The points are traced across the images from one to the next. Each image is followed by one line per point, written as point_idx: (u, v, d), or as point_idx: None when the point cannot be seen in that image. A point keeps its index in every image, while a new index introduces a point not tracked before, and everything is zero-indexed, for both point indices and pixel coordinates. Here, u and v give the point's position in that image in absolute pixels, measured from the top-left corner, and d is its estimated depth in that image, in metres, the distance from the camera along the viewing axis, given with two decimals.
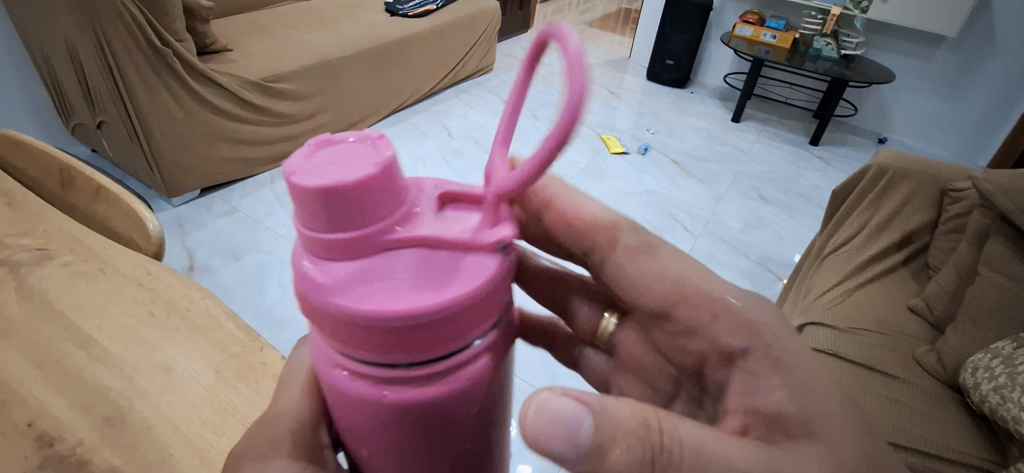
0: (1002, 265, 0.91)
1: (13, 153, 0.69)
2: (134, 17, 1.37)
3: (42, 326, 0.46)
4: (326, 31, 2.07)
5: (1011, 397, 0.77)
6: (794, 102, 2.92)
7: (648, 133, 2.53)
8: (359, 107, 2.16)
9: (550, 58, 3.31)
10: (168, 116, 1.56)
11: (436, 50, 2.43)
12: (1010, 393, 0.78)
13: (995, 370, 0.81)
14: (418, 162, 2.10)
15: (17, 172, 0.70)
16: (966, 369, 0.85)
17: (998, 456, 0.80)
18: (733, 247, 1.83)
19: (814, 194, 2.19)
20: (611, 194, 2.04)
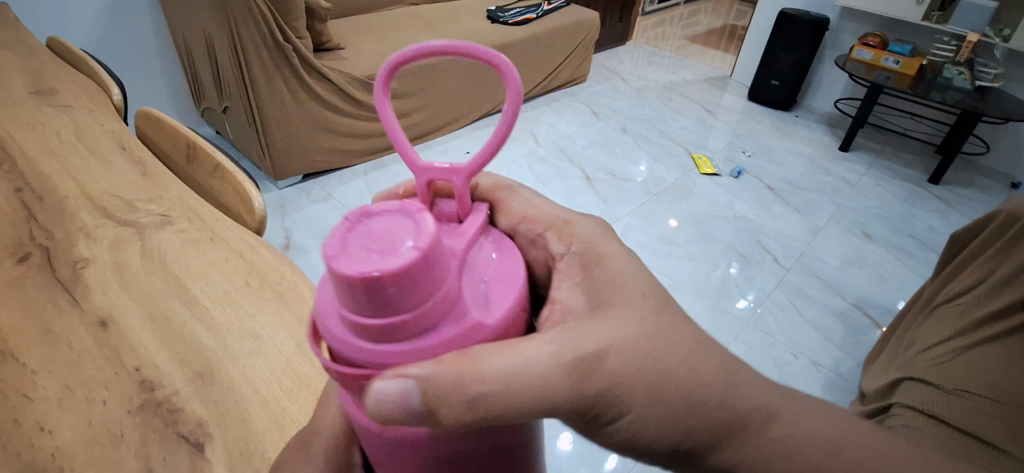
0: None
1: (151, 129, 0.79)
2: (262, 14, 1.51)
3: (157, 284, 0.51)
4: (429, 34, 2.16)
5: None
6: (913, 134, 2.66)
7: (744, 155, 2.42)
8: (453, 109, 2.24)
9: (646, 71, 3.24)
10: (283, 105, 1.69)
11: (532, 58, 2.47)
12: None
13: None
14: (503, 166, 2.13)
15: (151, 146, 0.80)
16: None
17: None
18: (828, 285, 1.69)
19: (928, 237, 1.98)
20: (697, 216, 1.96)
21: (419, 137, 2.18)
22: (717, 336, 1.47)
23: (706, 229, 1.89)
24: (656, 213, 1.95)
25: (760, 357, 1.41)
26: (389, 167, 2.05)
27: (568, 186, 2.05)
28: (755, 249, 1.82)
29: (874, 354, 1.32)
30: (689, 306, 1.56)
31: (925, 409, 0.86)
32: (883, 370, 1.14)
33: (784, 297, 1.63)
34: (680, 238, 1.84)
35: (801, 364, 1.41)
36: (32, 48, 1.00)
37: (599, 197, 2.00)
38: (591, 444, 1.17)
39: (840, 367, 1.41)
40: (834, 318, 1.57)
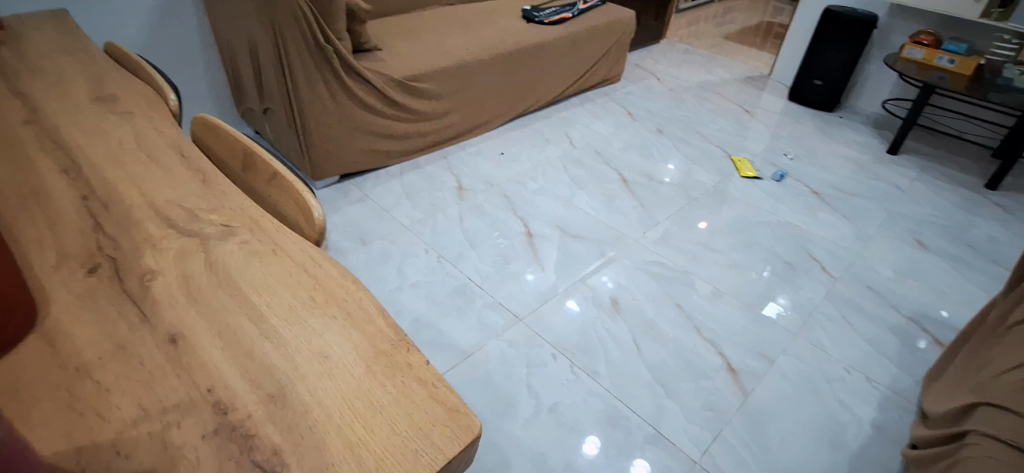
0: None
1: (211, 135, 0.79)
2: (305, 16, 1.51)
3: (225, 298, 0.51)
4: (465, 35, 2.15)
5: None
6: (968, 137, 2.55)
7: (786, 158, 2.34)
8: (488, 110, 2.23)
9: (682, 71, 3.17)
10: (322, 107, 1.70)
11: (568, 58, 2.44)
12: None
13: None
14: (539, 168, 2.10)
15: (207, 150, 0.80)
16: None
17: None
18: (880, 297, 1.63)
19: (987, 247, 1.89)
20: (740, 222, 1.90)
21: (454, 137, 2.17)
22: (764, 348, 1.42)
23: (749, 235, 1.84)
24: (697, 219, 1.90)
25: (810, 372, 1.36)
26: (424, 168, 2.05)
27: (605, 189, 2.01)
28: (801, 257, 1.76)
29: (936, 373, 1.26)
30: (734, 315, 1.51)
31: (1000, 437, 0.82)
32: (952, 393, 1.09)
33: (833, 308, 1.57)
34: (723, 245, 1.78)
35: (854, 379, 1.35)
36: (92, 55, 1.02)
37: (638, 200, 1.96)
38: (636, 458, 1.14)
39: (896, 384, 1.35)
40: (888, 331, 1.50)
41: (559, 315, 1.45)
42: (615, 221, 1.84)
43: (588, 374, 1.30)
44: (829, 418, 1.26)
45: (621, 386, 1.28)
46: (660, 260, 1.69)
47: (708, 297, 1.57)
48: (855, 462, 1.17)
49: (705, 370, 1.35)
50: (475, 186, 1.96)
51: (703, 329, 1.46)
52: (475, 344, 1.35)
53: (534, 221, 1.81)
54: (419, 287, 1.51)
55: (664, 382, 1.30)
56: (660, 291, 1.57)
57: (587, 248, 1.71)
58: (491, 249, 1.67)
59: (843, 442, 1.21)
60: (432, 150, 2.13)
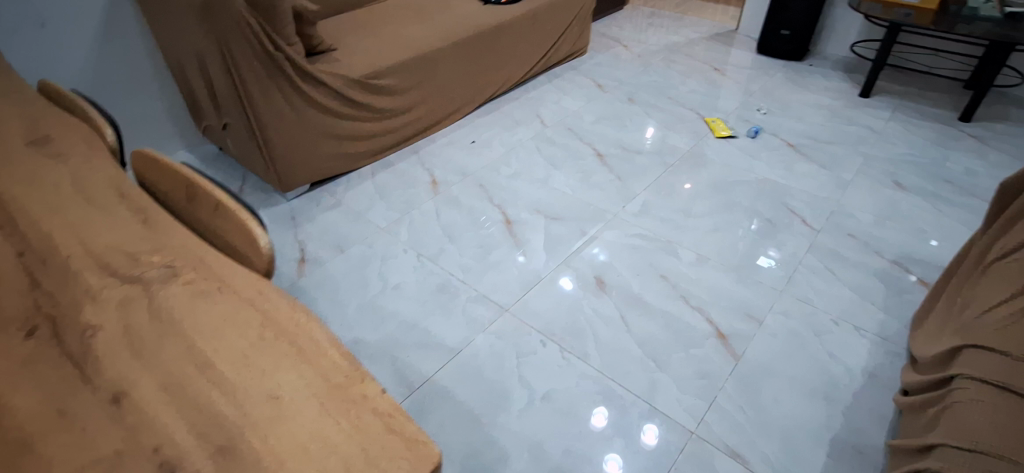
0: None
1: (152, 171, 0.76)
2: (250, 25, 1.46)
3: (169, 346, 0.49)
4: (422, 24, 2.09)
5: None
6: (939, 72, 2.54)
7: (759, 113, 2.32)
8: (454, 98, 2.18)
9: (648, 35, 3.12)
10: (281, 116, 1.65)
11: (530, 35, 2.38)
12: None
13: None
14: (512, 152, 2.07)
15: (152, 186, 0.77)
16: None
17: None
18: (863, 243, 1.63)
19: (966, 180, 1.89)
20: (719, 185, 1.89)
21: (423, 131, 2.13)
22: (752, 309, 1.42)
23: (729, 197, 1.82)
24: (675, 186, 1.88)
25: (800, 328, 1.37)
26: (395, 166, 2.01)
27: (581, 166, 1.99)
28: (782, 212, 1.76)
29: (922, 315, 1.26)
30: (719, 280, 1.51)
31: (988, 379, 0.82)
32: (939, 335, 1.09)
33: (817, 260, 1.57)
34: (703, 210, 1.77)
35: (842, 330, 1.36)
36: (24, 94, 0.97)
37: (614, 173, 1.94)
38: (633, 437, 1.13)
39: (884, 330, 1.36)
40: (873, 277, 1.51)
41: (545, 300, 1.44)
42: (593, 198, 1.82)
43: (579, 357, 1.29)
44: (821, 372, 1.26)
45: (612, 365, 1.28)
46: (640, 232, 1.68)
47: (691, 264, 1.56)
48: (850, 413, 1.18)
49: (695, 338, 1.34)
50: (449, 179, 1.93)
51: (690, 297, 1.45)
52: (463, 339, 1.34)
53: (511, 207, 1.78)
54: (401, 289, 1.49)
55: (656, 356, 1.30)
56: (644, 264, 1.56)
57: (566, 228, 1.69)
58: (470, 241, 1.64)
59: (836, 395, 1.21)
60: (402, 146, 2.09)
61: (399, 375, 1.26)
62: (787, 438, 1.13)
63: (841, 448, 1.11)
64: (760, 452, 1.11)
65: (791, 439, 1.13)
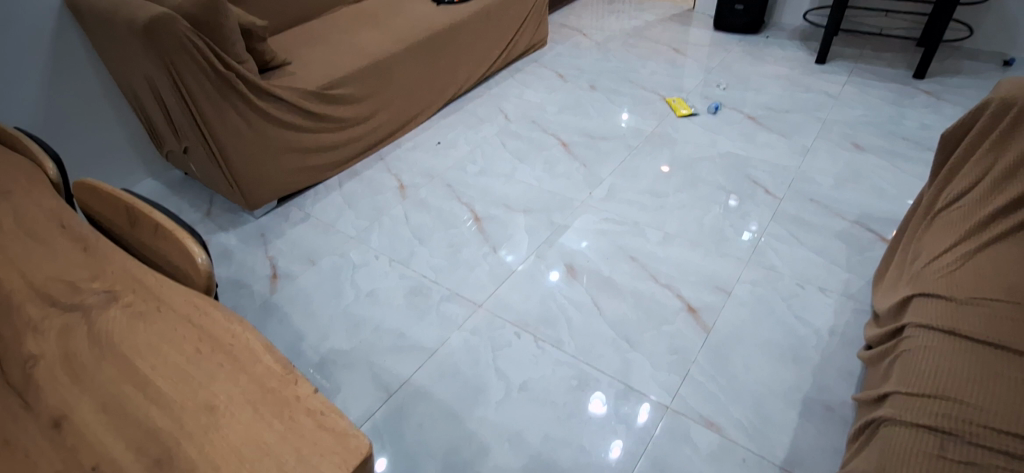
0: None
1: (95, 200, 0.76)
2: (196, 46, 1.46)
3: (108, 368, 0.50)
4: (375, 30, 2.10)
5: None
6: (891, 32, 2.58)
7: (719, 89, 2.35)
8: (415, 101, 2.19)
9: (606, 22, 3.15)
10: (239, 134, 1.65)
11: (486, 32, 2.39)
12: None
13: None
14: (477, 149, 2.08)
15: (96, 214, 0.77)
16: None
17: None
18: (825, 207, 1.66)
19: (921, 136, 1.94)
20: (683, 162, 1.91)
21: (387, 137, 2.14)
22: (720, 281, 1.44)
23: (693, 173, 1.85)
24: (640, 167, 1.90)
25: (767, 295, 1.39)
26: (362, 174, 2.01)
27: (546, 157, 2.00)
28: (745, 184, 1.78)
29: (880, 271, 1.29)
30: (686, 255, 1.53)
31: (942, 326, 0.83)
32: (892, 287, 1.12)
33: (781, 227, 1.60)
34: (668, 189, 1.79)
35: (808, 293, 1.39)
36: None
37: (579, 161, 1.96)
38: (609, 417, 1.15)
39: (848, 289, 1.39)
40: (835, 239, 1.54)
41: (517, 292, 1.46)
42: (560, 187, 1.83)
43: (553, 345, 1.31)
44: (790, 335, 1.29)
45: (586, 349, 1.30)
46: (607, 216, 1.69)
47: (659, 243, 1.58)
48: (819, 372, 1.21)
49: (666, 314, 1.37)
50: (416, 182, 1.93)
51: (659, 275, 1.48)
52: (438, 339, 1.35)
53: (479, 204, 1.80)
54: (375, 295, 1.49)
55: (628, 336, 1.32)
56: (612, 247, 1.58)
57: (535, 220, 1.70)
58: (440, 242, 1.65)
59: (805, 356, 1.24)
60: (367, 154, 2.09)
61: (377, 380, 1.27)
62: (760, 404, 1.16)
63: (812, 407, 1.14)
64: (734, 419, 1.13)
65: (764, 404, 1.15)
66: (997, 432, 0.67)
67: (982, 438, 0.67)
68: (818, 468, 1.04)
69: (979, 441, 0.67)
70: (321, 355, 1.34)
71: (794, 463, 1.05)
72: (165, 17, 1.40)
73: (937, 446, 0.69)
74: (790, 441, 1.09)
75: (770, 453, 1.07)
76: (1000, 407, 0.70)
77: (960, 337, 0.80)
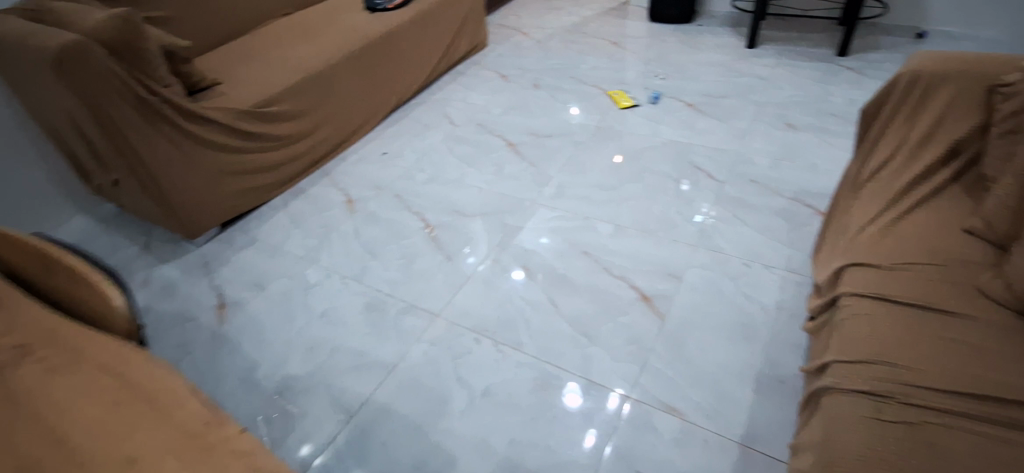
0: None
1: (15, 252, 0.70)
2: (115, 73, 1.39)
3: (19, 431, 0.46)
4: (309, 43, 2.05)
5: None
6: (813, 14, 2.70)
7: (658, 79, 2.41)
8: (357, 113, 2.15)
9: (545, 20, 3.17)
10: (171, 162, 1.58)
11: (424, 37, 2.37)
12: None
13: None
14: (424, 157, 2.06)
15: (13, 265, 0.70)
16: None
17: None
18: (764, 186, 1.72)
19: (848, 111, 2.03)
20: (627, 154, 1.95)
21: (331, 151, 2.09)
22: (671, 268, 1.47)
23: (638, 164, 1.89)
24: (586, 162, 1.92)
25: (716, 278, 1.43)
26: (308, 191, 1.96)
27: (494, 159, 2.00)
28: (689, 170, 1.83)
29: (818, 243, 1.35)
30: (637, 245, 1.56)
31: (874, 292, 0.86)
32: (827, 258, 1.17)
33: (725, 210, 1.65)
34: (615, 181, 1.82)
35: (755, 271, 1.44)
36: None
37: (527, 161, 1.97)
38: (573, 414, 1.16)
39: (792, 264, 1.45)
40: (776, 217, 1.60)
41: (474, 299, 1.45)
42: (510, 188, 1.84)
43: (513, 348, 1.31)
44: (740, 315, 1.33)
45: (546, 349, 1.30)
46: (558, 214, 1.71)
47: (610, 236, 1.60)
48: (769, 348, 1.25)
49: (621, 306, 1.38)
50: (364, 195, 1.90)
51: (613, 267, 1.50)
52: (397, 354, 1.33)
53: (430, 212, 1.78)
54: (329, 315, 1.46)
55: (586, 331, 1.33)
56: (565, 244, 1.59)
57: (487, 223, 1.70)
58: (393, 254, 1.63)
59: (756, 333, 1.28)
60: (312, 171, 2.04)
61: (337, 402, 1.24)
62: (717, 385, 1.19)
63: (766, 382, 1.18)
64: (693, 402, 1.16)
65: (721, 385, 1.18)
66: (927, 391, 0.71)
67: (914, 399, 0.71)
68: (775, 441, 1.08)
69: (912, 402, 0.71)
70: (277, 383, 1.30)
71: (753, 439, 1.08)
72: (77, 45, 1.33)
73: (875, 410, 0.72)
74: (748, 418, 1.12)
75: (730, 431, 1.10)
76: (929, 366, 0.74)
77: (893, 301, 0.84)
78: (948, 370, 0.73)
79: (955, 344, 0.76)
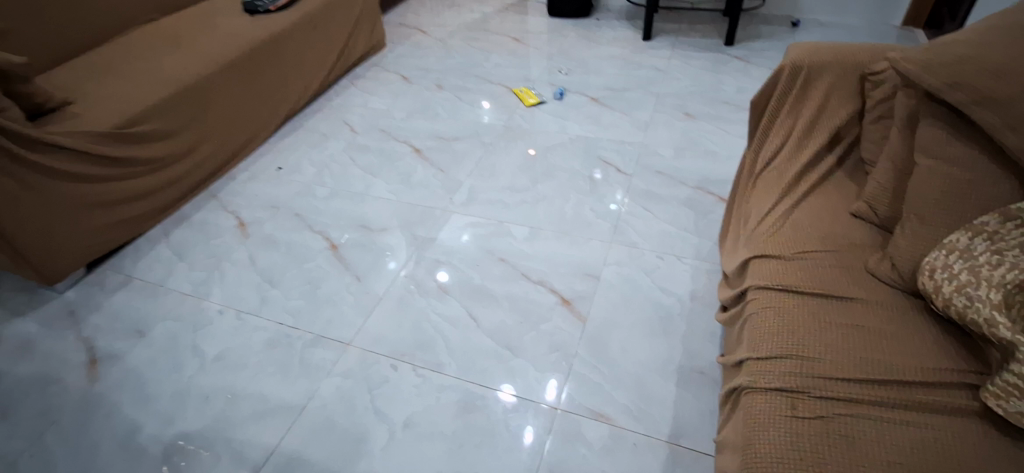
0: (943, 149, 0.84)
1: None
2: None
3: None
4: (179, 52, 1.84)
5: (979, 297, 0.72)
6: (700, 5, 2.83)
7: (561, 74, 2.41)
8: (245, 126, 1.96)
9: (444, 17, 3.08)
10: (15, 200, 1.35)
11: (314, 40, 2.21)
12: (976, 291, 0.73)
13: (954, 268, 0.76)
14: (324, 169, 1.92)
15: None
16: (925, 272, 0.79)
17: (987, 362, 0.72)
18: (669, 177, 1.76)
19: (739, 98, 2.13)
20: (537, 153, 1.92)
21: (217, 170, 1.89)
22: (588, 268, 1.46)
23: (548, 162, 1.87)
24: (497, 164, 1.87)
25: (633, 274, 1.44)
26: (193, 217, 1.76)
27: (400, 167, 1.90)
28: (598, 166, 1.83)
29: (723, 231, 1.39)
30: (554, 247, 1.54)
31: (779, 285, 0.88)
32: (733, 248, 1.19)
33: (635, 203, 1.67)
34: (527, 182, 1.79)
35: (668, 263, 1.46)
36: None
37: (435, 166, 1.89)
38: (500, 433, 1.12)
39: (701, 254, 1.48)
40: (683, 206, 1.64)
41: (388, 321, 1.36)
42: (419, 197, 1.75)
43: (434, 370, 1.24)
44: (658, 309, 1.34)
45: (468, 367, 1.24)
46: (471, 221, 1.64)
47: (526, 239, 1.57)
48: (687, 340, 1.27)
49: (542, 312, 1.35)
50: (258, 216, 1.73)
51: (531, 272, 1.46)
52: (306, 394, 1.21)
53: (334, 229, 1.65)
54: (226, 358, 1.31)
55: (509, 343, 1.29)
56: (481, 251, 1.54)
57: (397, 237, 1.61)
58: (296, 280, 1.49)
59: (673, 326, 1.30)
60: (196, 194, 1.84)
61: (240, 456, 1.11)
62: (641, 384, 1.18)
63: (686, 375, 1.19)
64: (619, 404, 1.15)
65: (645, 383, 1.18)
66: (835, 381, 0.73)
67: (821, 391, 0.72)
68: (698, 436, 1.09)
69: (820, 394, 0.72)
70: (167, 444, 1.14)
71: (679, 434, 1.09)
72: None
73: (790, 407, 0.72)
74: (672, 413, 1.13)
75: (657, 430, 1.10)
76: (834, 355, 0.76)
77: (798, 292, 0.86)
78: (849, 358, 0.75)
79: (854, 329, 0.79)
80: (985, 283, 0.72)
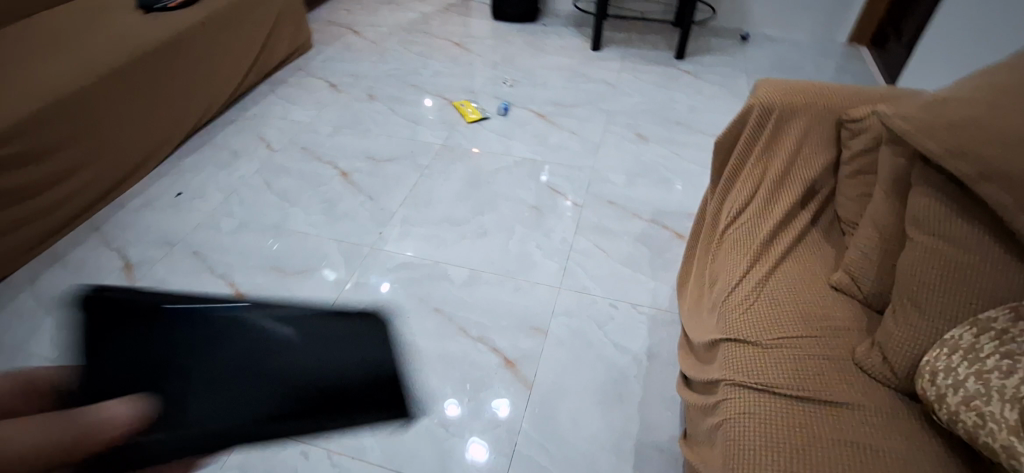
0: (936, 223, 0.73)
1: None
2: None
3: None
4: (56, 56, 1.53)
5: (990, 415, 0.59)
6: (650, 15, 2.72)
7: (506, 86, 2.23)
8: (140, 144, 1.67)
9: (380, 16, 2.83)
10: None
11: (227, 43, 1.93)
12: (985, 405, 0.60)
13: (959, 373, 0.63)
14: (233, 195, 1.66)
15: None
16: (925, 374, 0.67)
17: None
18: (622, 208, 1.62)
19: (692, 118, 2.03)
20: (479, 179, 1.74)
21: (104, 197, 1.60)
22: (535, 319, 1.30)
23: (491, 189, 1.69)
24: (434, 191, 1.68)
25: (583, 326, 1.29)
26: (67, 257, 1.46)
27: (324, 193, 1.67)
28: (546, 194, 1.67)
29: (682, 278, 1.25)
30: (496, 294, 1.36)
31: (756, 383, 0.75)
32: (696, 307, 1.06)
33: (586, 240, 1.52)
34: (467, 214, 1.60)
35: (622, 312, 1.32)
36: None
37: (365, 193, 1.67)
38: None
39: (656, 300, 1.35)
40: (637, 243, 1.51)
41: None
42: (345, 232, 1.53)
43: (353, 457, 1.05)
44: (611, 370, 1.20)
45: (395, 452, 1.06)
46: (403, 262, 1.44)
47: (465, 284, 1.39)
48: (645, 408, 1.13)
49: (483, 377, 1.18)
50: (149, 256, 1.46)
51: (470, 326, 1.28)
52: None
53: (241, 273, 1.41)
54: None
55: (443, 418, 1.11)
56: (413, 300, 1.34)
57: (316, 282, 1.39)
58: None
59: (629, 391, 1.16)
60: (77, 226, 1.54)
61: None
62: (594, 467, 1.04)
63: (644, 453, 1.06)
64: None
65: (598, 466, 1.04)
66: None
67: None
68: None
69: None
70: None
71: None
72: None
73: None
74: None
75: None
76: None
77: (778, 394, 0.73)
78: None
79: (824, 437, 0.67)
80: (994, 395, 0.59)
